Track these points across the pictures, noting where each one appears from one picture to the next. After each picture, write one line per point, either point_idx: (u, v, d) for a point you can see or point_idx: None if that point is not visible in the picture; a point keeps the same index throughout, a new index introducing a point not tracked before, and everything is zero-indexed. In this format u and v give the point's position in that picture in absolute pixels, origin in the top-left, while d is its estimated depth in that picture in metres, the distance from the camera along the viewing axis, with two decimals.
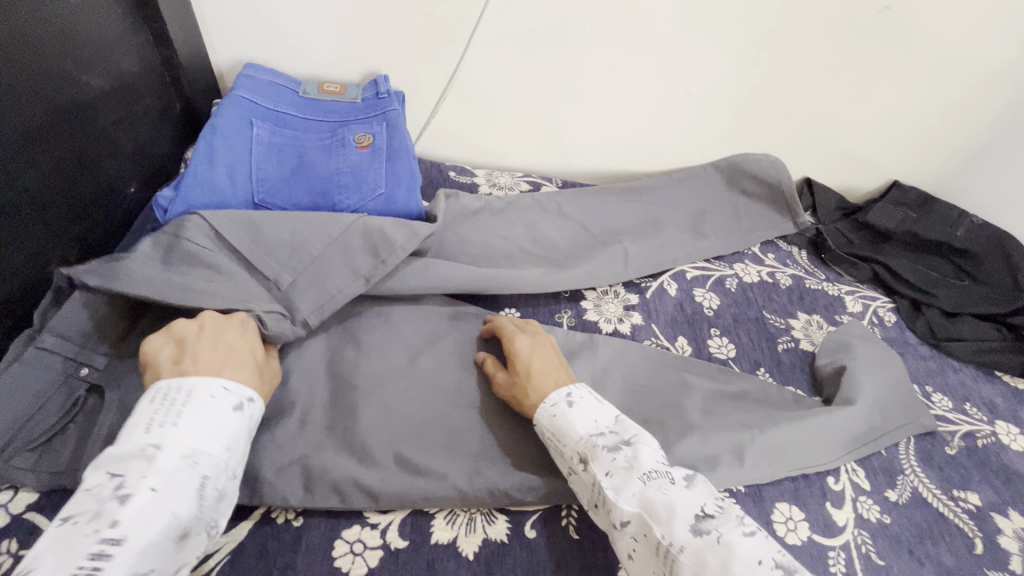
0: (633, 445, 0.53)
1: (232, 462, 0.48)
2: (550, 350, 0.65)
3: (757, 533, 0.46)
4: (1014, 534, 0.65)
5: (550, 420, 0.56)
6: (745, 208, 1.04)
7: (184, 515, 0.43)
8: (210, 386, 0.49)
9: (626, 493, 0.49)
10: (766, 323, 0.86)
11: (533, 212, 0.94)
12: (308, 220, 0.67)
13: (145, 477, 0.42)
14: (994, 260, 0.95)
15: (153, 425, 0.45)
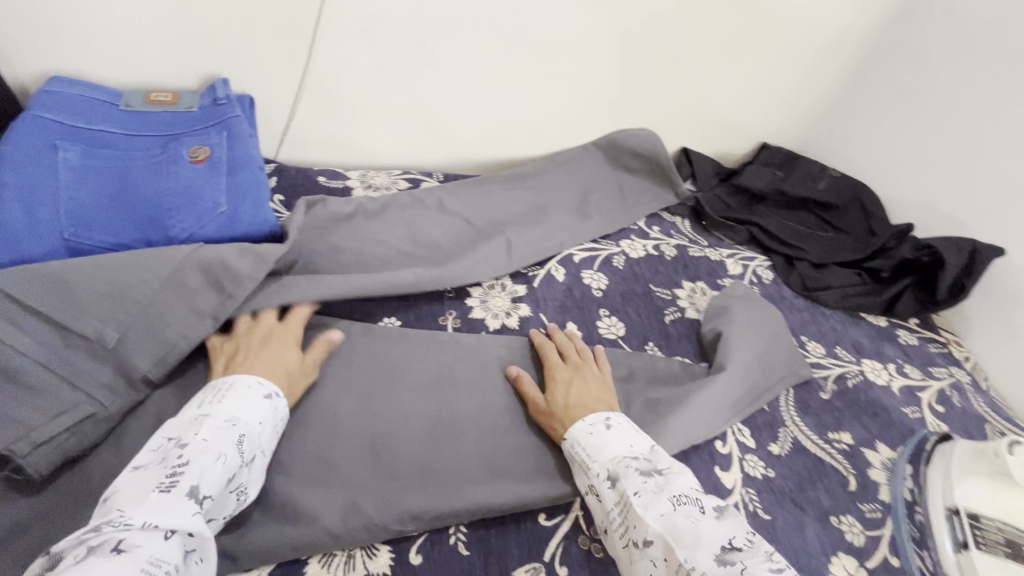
0: (666, 474, 0.52)
1: (254, 424, 0.52)
2: (589, 376, 0.66)
3: (787, 569, 0.43)
4: (881, 465, 0.70)
5: (585, 436, 0.58)
6: (628, 184, 1.05)
7: (230, 465, 0.48)
8: (251, 380, 0.55)
9: (652, 511, 0.49)
10: (653, 297, 0.87)
11: (410, 210, 0.89)
12: (133, 259, 0.59)
13: (197, 432, 0.48)
14: (852, 210, 1.03)
15: (205, 403, 0.52)
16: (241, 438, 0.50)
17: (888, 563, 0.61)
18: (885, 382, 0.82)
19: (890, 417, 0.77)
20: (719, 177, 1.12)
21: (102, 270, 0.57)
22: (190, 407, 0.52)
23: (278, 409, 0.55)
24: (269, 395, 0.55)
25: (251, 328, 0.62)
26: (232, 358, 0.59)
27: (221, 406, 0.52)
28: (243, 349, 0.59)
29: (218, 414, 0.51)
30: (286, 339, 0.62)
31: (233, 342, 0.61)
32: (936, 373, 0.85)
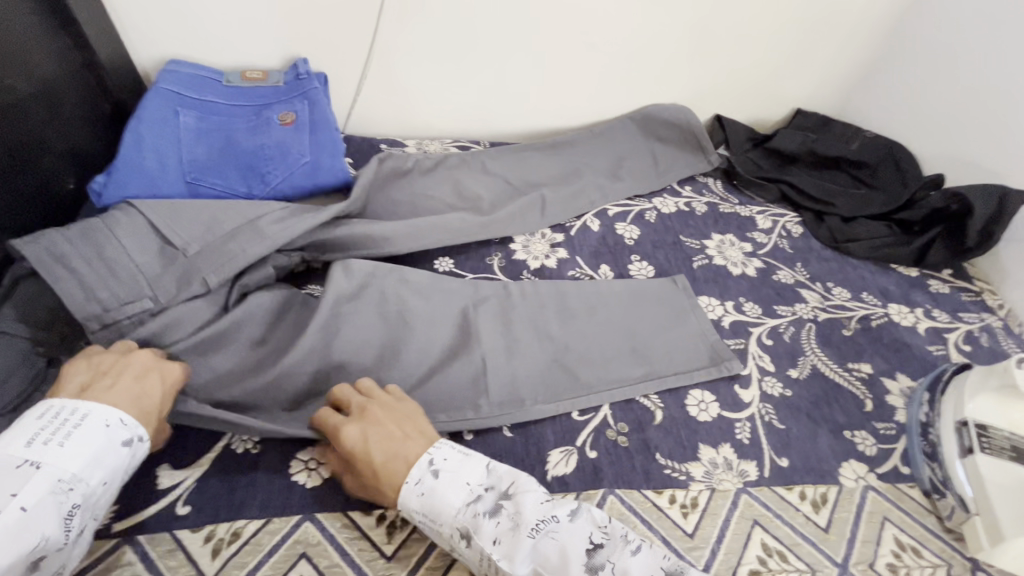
0: (513, 496, 0.51)
1: (92, 483, 0.48)
2: (386, 423, 0.56)
3: (643, 548, 0.50)
4: (899, 392, 0.75)
5: (419, 502, 0.52)
6: (662, 151, 1.13)
7: (44, 544, 0.43)
8: (113, 418, 0.51)
9: (519, 556, 0.48)
10: (682, 246, 0.94)
11: (460, 171, 1.01)
12: (255, 227, 0.71)
13: (14, 496, 0.43)
14: (885, 168, 1.06)
15: (37, 446, 0.47)
16: (71, 505, 0.46)
17: (897, 470, 0.66)
18: (910, 323, 0.86)
19: (912, 353, 0.81)
20: (753, 142, 1.17)
21: (231, 229, 0.70)
22: (17, 438, 0.47)
23: (135, 457, 0.52)
24: (131, 439, 0.51)
25: (124, 359, 0.56)
26: (97, 379, 0.54)
27: (55, 453, 0.47)
28: (114, 378, 0.54)
29: (50, 467, 0.46)
30: (169, 385, 0.57)
31: (100, 363, 0.55)
32: (965, 318, 0.87)
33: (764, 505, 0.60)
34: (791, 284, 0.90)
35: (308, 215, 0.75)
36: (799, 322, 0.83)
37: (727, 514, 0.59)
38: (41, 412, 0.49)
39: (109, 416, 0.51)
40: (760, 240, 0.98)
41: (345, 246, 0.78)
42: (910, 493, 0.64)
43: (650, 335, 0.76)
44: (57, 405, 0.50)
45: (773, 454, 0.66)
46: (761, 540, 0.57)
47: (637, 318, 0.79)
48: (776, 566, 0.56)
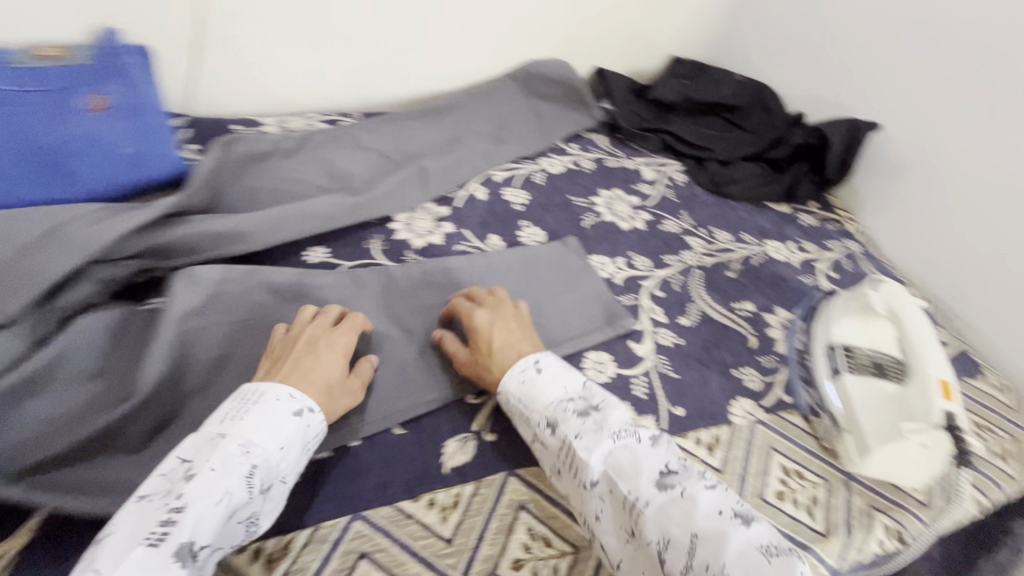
0: (601, 410, 0.56)
1: (272, 448, 0.48)
2: (508, 317, 0.65)
3: (718, 487, 0.51)
4: (778, 324, 0.79)
5: (518, 387, 0.59)
6: (545, 109, 1.09)
7: (234, 504, 0.44)
8: (287, 392, 0.52)
9: (596, 451, 0.52)
10: (571, 206, 0.92)
11: (328, 147, 0.91)
12: (60, 237, 0.59)
13: (207, 461, 0.45)
14: (756, 109, 1.09)
15: (228, 418, 0.48)
16: (252, 466, 0.46)
17: (780, 400, 0.69)
18: (784, 258, 0.90)
19: (788, 285, 0.85)
20: (635, 92, 1.16)
21: (27, 241, 0.57)
22: (215, 415, 0.49)
23: (310, 428, 0.51)
24: (299, 409, 0.51)
25: (305, 327, 0.59)
26: (277, 361, 0.56)
27: (240, 423, 0.48)
28: (288, 354, 0.56)
29: (234, 435, 0.47)
30: (337, 349, 0.58)
31: (279, 339, 0.58)
32: (831, 247, 0.94)
33: None
34: (677, 232, 0.91)
35: (124, 216, 0.62)
36: (686, 269, 0.85)
37: None
38: (237, 392, 0.51)
39: (278, 390, 0.51)
40: (646, 192, 0.99)
41: (188, 249, 0.67)
42: (792, 421, 0.67)
43: (548, 310, 0.73)
44: (247, 385, 0.52)
45: (669, 405, 0.67)
46: None
47: (534, 285, 0.76)
48: None
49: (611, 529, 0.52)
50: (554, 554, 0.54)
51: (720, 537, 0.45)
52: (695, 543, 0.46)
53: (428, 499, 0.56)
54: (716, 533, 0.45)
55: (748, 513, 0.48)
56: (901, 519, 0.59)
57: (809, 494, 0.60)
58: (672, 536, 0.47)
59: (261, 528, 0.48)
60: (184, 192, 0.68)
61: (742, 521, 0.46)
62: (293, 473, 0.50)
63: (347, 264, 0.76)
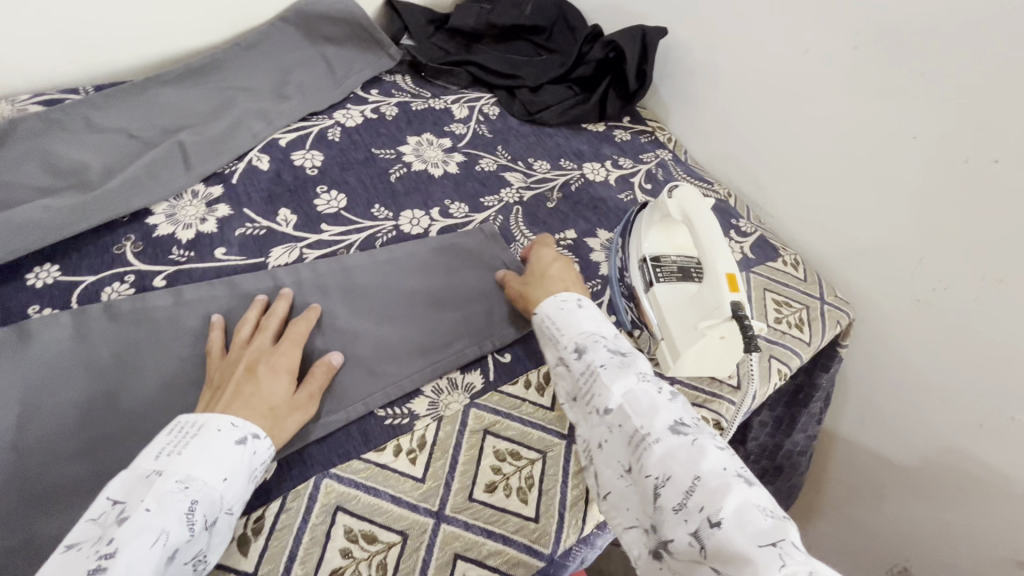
0: (629, 354, 0.54)
1: (214, 482, 0.43)
2: (570, 263, 0.68)
3: (728, 450, 0.47)
4: (600, 247, 0.79)
5: (557, 313, 0.58)
6: (334, 54, 0.96)
7: (172, 545, 0.39)
8: (226, 419, 0.47)
9: (617, 383, 0.51)
10: (375, 161, 0.83)
11: (45, 135, 0.72)
12: None
13: (142, 501, 0.40)
14: (560, 28, 1.05)
15: (164, 453, 0.43)
16: (192, 502, 0.41)
17: None
18: (602, 178, 0.90)
19: (607, 206, 0.85)
20: (434, 25, 1.07)
21: None
22: (151, 449, 0.44)
23: (257, 456, 0.46)
24: (244, 437, 0.46)
25: (241, 351, 0.54)
26: (217, 391, 0.51)
27: (179, 457, 0.43)
28: (228, 381, 0.51)
29: (172, 470, 0.42)
30: (279, 367, 0.53)
31: (217, 368, 0.53)
32: (645, 159, 0.95)
33: (493, 413, 0.58)
34: (494, 170, 0.86)
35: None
36: (506, 208, 0.81)
37: (457, 441, 0.55)
38: (172, 425, 0.46)
39: (219, 419, 0.46)
40: (459, 132, 0.92)
41: None
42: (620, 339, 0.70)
43: (407, 310, 0.64)
44: (182, 416, 0.47)
45: (496, 352, 0.64)
46: (493, 449, 0.55)
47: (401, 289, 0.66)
48: (510, 468, 0.54)
49: (609, 460, 0.49)
50: (379, 549, 0.47)
51: (721, 490, 0.42)
52: (695, 486, 0.43)
53: None
54: (720, 483, 0.42)
55: (751, 479, 0.44)
56: (718, 409, 0.63)
57: None
58: (674, 475, 0.44)
59: (208, 566, 0.43)
60: None
61: (747, 481, 0.43)
62: (242, 503, 0.45)
63: (90, 279, 0.61)
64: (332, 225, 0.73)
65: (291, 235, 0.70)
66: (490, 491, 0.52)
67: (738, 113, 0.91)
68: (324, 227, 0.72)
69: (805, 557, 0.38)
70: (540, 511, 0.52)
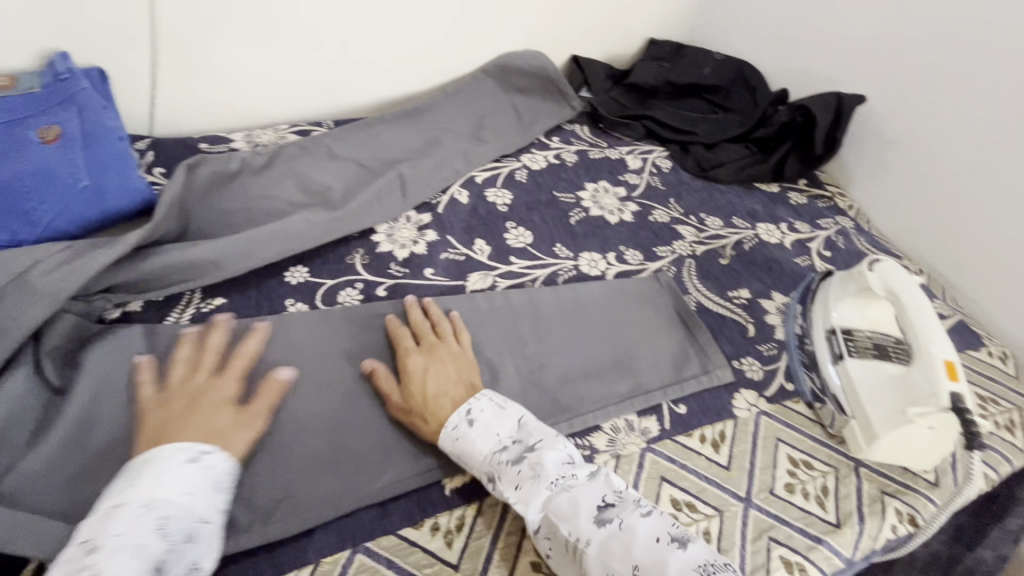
0: (537, 450, 0.54)
1: (178, 498, 0.45)
2: (444, 366, 0.61)
3: (653, 510, 0.50)
4: (776, 310, 0.77)
5: (454, 443, 0.56)
6: (524, 103, 1.06)
7: (154, 555, 0.42)
8: (173, 446, 0.48)
9: (534, 502, 0.52)
10: (557, 203, 0.90)
11: (301, 159, 0.88)
12: (23, 283, 0.57)
13: (108, 530, 0.42)
14: (738, 89, 1.08)
15: (118, 489, 0.45)
16: (164, 516, 0.44)
17: (783, 389, 0.68)
18: (777, 240, 0.88)
19: (782, 268, 0.84)
20: (613, 80, 1.14)
21: None
22: (103, 492, 0.46)
23: (212, 468, 0.49)
24: (192, 457, 0.48)
25: (179, 390, 0.55)
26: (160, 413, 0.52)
27: (126, 492, 0.45)
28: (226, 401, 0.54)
29: (131, 498, 0.44)
30: (213, 404, 0.54)
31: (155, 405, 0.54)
32: (823, 225, 0.92)
33: (668, 460, 0.60)
34: (667, 222, 0.89)
35: (99, 254, 0.61)
36: (679, 260, 0.83)
37: (634, 481, 0.58)
38: (125, 467, 0.48)
39: (190, 443, 0.49)
40: (632, 182, 0.97)
41: (167, 282, 0.68)
42: (798, 409, 0.66)
43: (593, 344, 0.69)
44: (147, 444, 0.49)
45: (671, 402, 0.65)
46: (670, 497, 0.57)
47: (591, 323, 0.71)
48: (687, 519, 0.55)
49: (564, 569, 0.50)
50: None
51: (659, 565, 0.45)
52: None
53: (431, 524, 0.55)
54: (657, 563, 0.45)
55: (683, 534, 0.48)
56: (913, 503, 0.59)
57: (819, 484, 0.59)
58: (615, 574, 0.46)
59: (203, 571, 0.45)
60: (154, 222, 0.68)
61: (678, 545, 0.47)
62: (219, 510, 0.48)
63: (330, 282, 0.73)
64: (520, 259, 0.80)
65: (486, 263, 0.79)
66: None
67: (943, 186, 0.86)
68: (513, 259, 0.80)
69: None
70: None
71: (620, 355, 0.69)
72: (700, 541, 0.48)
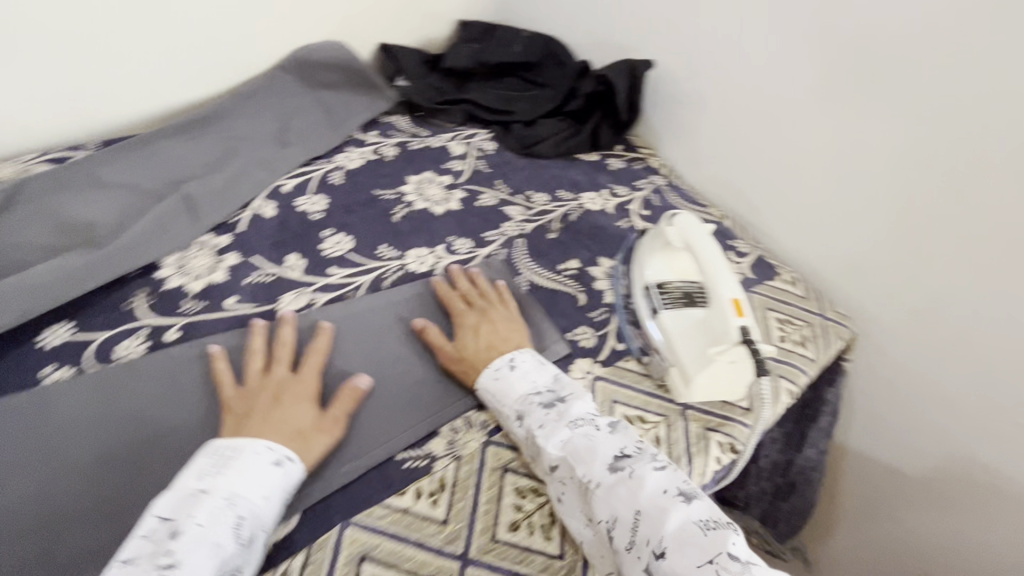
0: (567, 400, 0.57)
1: (257, 503, 0.46)
2: (495, 321, 0.66)
3: (669, 466, 0.52)
4: (603, 274, 0.80)
5: (492, 383, 0.59)
6: (332, 99, 0.99)
7: (223, 557, 0.43)
8: (262, 443, 0.50)
9: (553, 441, 0.54)
10: (377, 202, 0.85)
11: (52, 192, 0.73)
12: None
13: (193, 516, 0.44)
14: (547, 62, 1.08)
15: (206, 473, 0.47)
16: (237, 518, 0.45)
17: (615, 350, 0.70)
18: (600, 207, 0.92)
19: (606, 233, 0.87)
20: (427, 65, 1.10)
21: None
22: (190, 469, 0.48)
23: (291, 476, 0.50)
24: (279, 459, 0.49)
25: (262, 381, 0.57)
26: (240, 420, 0.53)
27: (221, 479, 0.47)
28: (252, 408, 0.54)
29: (216, 489, 0.46)
30: (301, 395, 0.56)
31: (237, 400, 0.55)
32: (640, 186, 0.97)
33: (509, 449, 0.59)
34: (494, 205, 0.88)
35: None
36: (509, 242, 0.82)
37: (477, 481, 0.56)
38: (210, 449, 0.49)
39: (255, 444, 0.50)
40: (457, 168, 0.94)
41: None
42: (629, 367, 0.68)
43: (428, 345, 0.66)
44: (215, 443, 0.50)
45: None
46: (513, 487, 0.56)
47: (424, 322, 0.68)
48: (531, 505, 0.55)
49: (573, 511, 0.53)
50: None
51: (658, 516, 0.47)
52: (639, 520, 0.47)
53: None
54: (659, 510, 0.47)
55: (693, 492, 0.49)
56: (732, 432, 0.64)
57: (652, 435, 0.62)
58: (619, 516, 0.48)
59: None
60: None
61: (685, 500, 0.48)
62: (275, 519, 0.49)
63: (103, 336, 0.62)
64: (339, 268, 0.74)
65: (301, 279, 0.72)
66: (513, 530, 0.53)
67: (727, 137, 0.94)
68: (331, 270, 0.73)
69: (739, 568, 0.43)
70: (564, 549, 0.53)
71: None
72: (707, 498, 0.49)
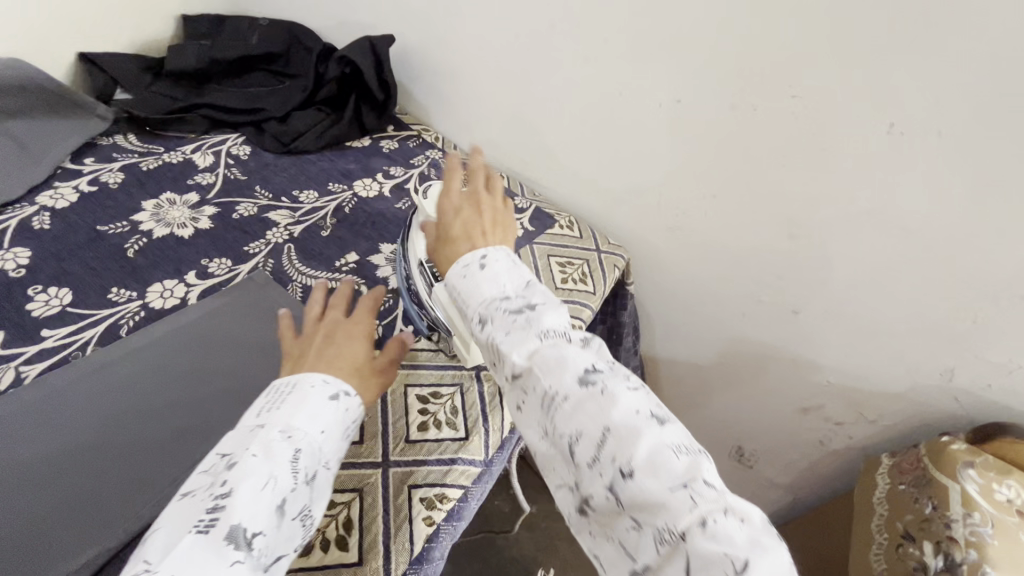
0: (538, 307, 0.48)
1: (316, 441, 0.45)
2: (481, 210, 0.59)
3: (643, 388, 0.44)
4: (385, 261, 0.77)
5: (460, 281, 0.52)
6: (21, 129, 0.80)
7: (282, 491, 0.41)
8: (317, 377, 0.50)
9: (519, 346, 0.46)
10: (103, 240, 0.73)
11: None
12: None
13: (249, 448, 0.42)
14: (294, 49, 0.99)
15: (264, 412, 0.46)
16: (296, 450, 0.43)
17: (403, 335, 0.69)
18: (376, 193, 0.88)
19: (386, 218, 0.84)
20: (151, 71, 0.95)
21: None
22: (252, 411, 0.47)
23: (348, 411, 0.49)
24: (336, 393, 0.49)
25: (317, 324, 0.58)
26: (298, 359, 0.54)
27: (278, 413, 0.46)
28: (309, 349, 0.55)
29: (273, 424, 0.45)
30: (355, 333, 0.56)
31: (297, 344, 0.56)
32: (416, 163, 0.95)
33: None
34: (255, 214, 0.80)
35: None
36: (276, 250, 0.76)
37: None
38: (271, 388, 0.49)
39: (313, 376, 0.50)
40: (205, 182, 0.84)
41: None
42: (419, 348, 0.67)
43: (181, 389, 0.60)
44: (277, 382, 0.50)
45: None
46: None
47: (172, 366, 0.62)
48: (323, 520, 0.52)
49: (527, 423, 0.45)
50: None
51: (632, 437, 0.40)
52: (607, 438, 0.40)
53: None
54: (631, 430, 0.40)
55: (667, 416, 0.42)
56: None
57: (448, 407, 0.63)
58: (584, 431, 0.41)
59: (315, 520, 0.44)
60: None
61: (658, 422, 0.41)
62: (337, 459, 0.47)
63: None
64: (55, 328, 0.63)
65: (0, 355, 0.60)
66: (304, 555, 0.50)
67: (484, 102, 0.94)
68: (46, 333, 0.63)
69: (716, 495, 0.37)
70: (363, 552, 0.51)
71: (217, 385, 0.61)
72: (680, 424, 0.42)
